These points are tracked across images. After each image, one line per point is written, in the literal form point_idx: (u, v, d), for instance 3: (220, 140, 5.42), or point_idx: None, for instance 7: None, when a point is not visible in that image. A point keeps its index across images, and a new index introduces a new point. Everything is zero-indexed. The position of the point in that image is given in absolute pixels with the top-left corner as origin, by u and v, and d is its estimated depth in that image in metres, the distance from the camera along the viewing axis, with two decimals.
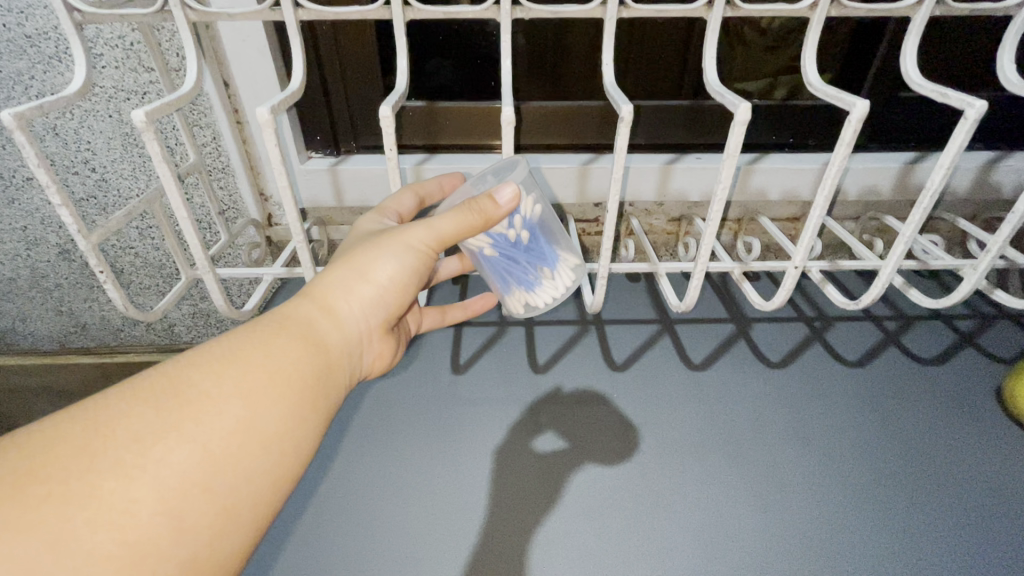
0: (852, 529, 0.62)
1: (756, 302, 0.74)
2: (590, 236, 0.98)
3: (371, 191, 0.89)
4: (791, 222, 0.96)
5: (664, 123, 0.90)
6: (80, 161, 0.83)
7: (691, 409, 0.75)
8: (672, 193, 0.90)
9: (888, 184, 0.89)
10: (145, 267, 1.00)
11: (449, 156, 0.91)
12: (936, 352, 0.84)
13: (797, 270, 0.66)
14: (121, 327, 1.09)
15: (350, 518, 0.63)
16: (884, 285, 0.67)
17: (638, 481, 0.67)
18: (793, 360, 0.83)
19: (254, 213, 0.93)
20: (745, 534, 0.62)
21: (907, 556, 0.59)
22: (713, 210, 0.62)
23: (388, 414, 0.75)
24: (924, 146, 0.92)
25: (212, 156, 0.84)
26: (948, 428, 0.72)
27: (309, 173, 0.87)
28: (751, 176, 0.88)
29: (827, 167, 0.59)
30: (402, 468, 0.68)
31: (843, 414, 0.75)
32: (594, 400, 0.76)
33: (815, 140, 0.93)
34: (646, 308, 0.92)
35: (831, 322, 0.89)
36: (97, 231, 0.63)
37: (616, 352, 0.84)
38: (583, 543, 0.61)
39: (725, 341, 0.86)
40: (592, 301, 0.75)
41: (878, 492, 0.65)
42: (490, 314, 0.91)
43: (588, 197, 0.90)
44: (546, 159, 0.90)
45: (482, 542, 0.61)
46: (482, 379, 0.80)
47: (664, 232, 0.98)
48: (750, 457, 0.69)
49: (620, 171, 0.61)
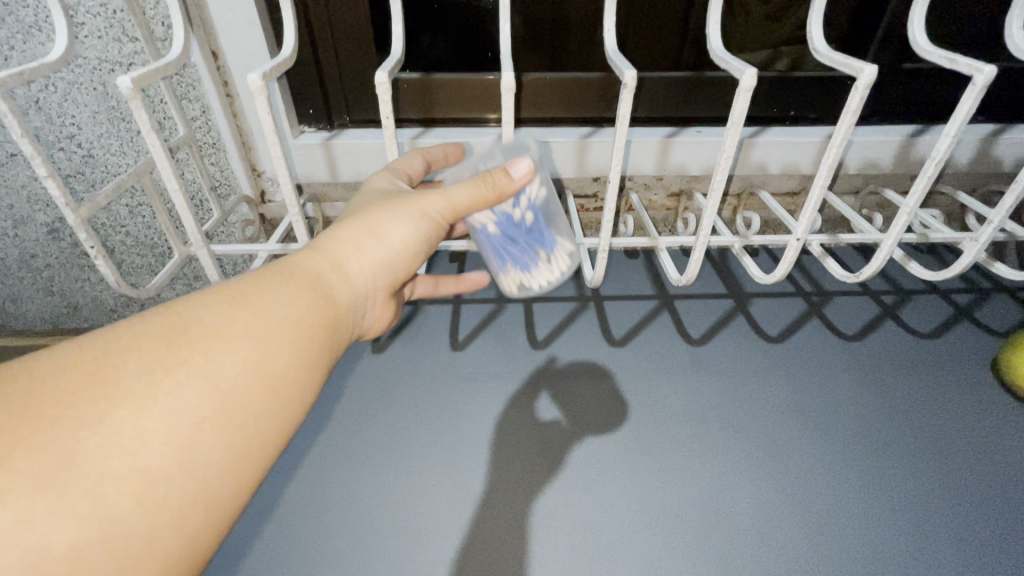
0: (848, 498, 0.63)
1: (756, 276, 0.74)
2: (589, 212, 0.97)
3: (366, 166, 0.88)
4: (791, 196, 0.96)
5: (665, 95, 0.88)
6: (66, 136, 0.82)
7: (691, 383, 0.76)
8: (672, 167, 0.89)
9: (889, 157, 0.88)
10: (137, 246, 0.99)
11: (445, 129, 0.89)
12: (933, 326, 0.84)
13: (799, 242, 0.66)
14: (114, 307, 1.08)
15: (351, 490, 0.63)
16: (885, 257, 0.67)
17: (639, 453, 0.67)
18: (792, 334, 0.83)
19: (247, 189, 0.91)
20: (745, 504, 0.62)
21: (903, 523, 0.60)
22: (716, 181, 0.61)
23: (388, 390, 0.75)
24: (927, 119, 0.91)
25: (203, 131, 0.83)
26: (943, 400, 0.73)
27: (302, 147, 0.85)
28: (752, 149, 0.87)
29: (831, 137, 0.59)
30: (403, 442, 0.68)
31: (841, 387, 0.75)
32: (594, 375, 0.76)
33: (817, 113, 0.91)
34: (645, 284, 0.92)
35: (830, 297, 0.89)
36: (85, 205, 0.61)
37: (616, 328, 0.84)
38: (584, 514, 0.61)
39: (723, 316, 0.86)
40: (592, 276, 0.75)
41: (875, 462, 0.66)
42: (490, 291, 0.91)
43: (588, 171, 0.89)
44: (544, 133, 0.88)
45: (486, 514, 0.61)
46: (482, 356, 0.79)
47: (664, 208, 0.97)
48: (749, 430, 0.70)
49: (621, 142, 0.60)
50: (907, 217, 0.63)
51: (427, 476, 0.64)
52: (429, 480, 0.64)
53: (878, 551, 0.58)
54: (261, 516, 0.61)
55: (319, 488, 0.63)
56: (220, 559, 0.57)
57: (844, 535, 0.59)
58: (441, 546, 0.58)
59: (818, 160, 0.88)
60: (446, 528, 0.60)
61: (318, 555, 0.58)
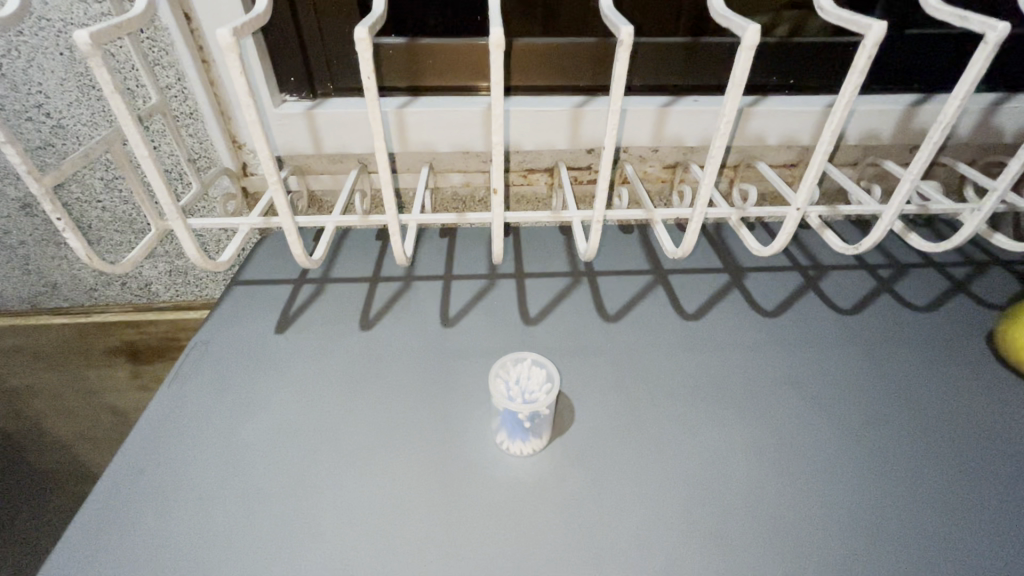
0: (843, 471, 0.62)
1: (753, 248, 0.72)
2: (582, 185, 0.94)
3: (351, 137, 0.84)
4: (788, 168, 0.93)
5: (661, 62, 0.85)
6: (33, 105, 0.77)
7: (685, 358, 0.75)
8: (669, 138, 0.86)
9: (890, 127, 0.86)
10: (115, 222, 0.95)
11: (433, 98, 0.86)
12: (929, 299, 0.84)
13: (799, 212, 0.64)
14: (95, 286, 1.05)
15: (339, 468, 0.62)
16: (886, 228, 0.66)
17: (633, 428, 0.66)
18: (787, 308, 0.82)
19: (228, 163, 0.86)
20: (740, 478, 0.62)
21: (897, 495, 0.60)
22: (715, 147, 0.59)
23: (378, 367, 0.73)
24: (930, 88, 0.88)
25: (178, 99, 0.79)
26: (937, 373, 0.73)
27: (283, 117, 0.81)
28: (751, 118, 0.85)
29: (835, 101, 0.57)
30: (393, 420, 0.66)
31: (835, 361, 0.74)
32: (587, 351, 0.75)
33: (817, 81, 0.88)
34: (639, 259, 0.90)
35: (826, 271, 0.88)
36: (50, 174, 0.57)
37: (609, 303, 0.83)
38: (578, 489, 0.60)
39: (718, 291, 0.85)
40: (586, 250, 0.73)
41: (870, 435, 0.66)
42: (481, 267, 0.89)
43: (581, 142, 0.86)
44: (536, 101, 0.84)
45: (477, 491, 0.60)
46: (473, 332, 0.78)
47: (659, 181, 0.95)
48: (743, 404, 0.69)
49: (616, 106, 0.57)
50: (909, 185, 0.62)
51: (417, 453, 0.63)
52: (419, 457, 0.63)
53: (873, 522, 0.58)
54: (247, 495, 0.59)
55: (307, 466, 0.62)
56: (205, 539, 0.56)
57: (839, 507, 0.59)
58: (432, 522, 0.57)
59: (817, 131, 0.86)
60: (438, 505, 0.59)
61: (306, 533, 0.56)
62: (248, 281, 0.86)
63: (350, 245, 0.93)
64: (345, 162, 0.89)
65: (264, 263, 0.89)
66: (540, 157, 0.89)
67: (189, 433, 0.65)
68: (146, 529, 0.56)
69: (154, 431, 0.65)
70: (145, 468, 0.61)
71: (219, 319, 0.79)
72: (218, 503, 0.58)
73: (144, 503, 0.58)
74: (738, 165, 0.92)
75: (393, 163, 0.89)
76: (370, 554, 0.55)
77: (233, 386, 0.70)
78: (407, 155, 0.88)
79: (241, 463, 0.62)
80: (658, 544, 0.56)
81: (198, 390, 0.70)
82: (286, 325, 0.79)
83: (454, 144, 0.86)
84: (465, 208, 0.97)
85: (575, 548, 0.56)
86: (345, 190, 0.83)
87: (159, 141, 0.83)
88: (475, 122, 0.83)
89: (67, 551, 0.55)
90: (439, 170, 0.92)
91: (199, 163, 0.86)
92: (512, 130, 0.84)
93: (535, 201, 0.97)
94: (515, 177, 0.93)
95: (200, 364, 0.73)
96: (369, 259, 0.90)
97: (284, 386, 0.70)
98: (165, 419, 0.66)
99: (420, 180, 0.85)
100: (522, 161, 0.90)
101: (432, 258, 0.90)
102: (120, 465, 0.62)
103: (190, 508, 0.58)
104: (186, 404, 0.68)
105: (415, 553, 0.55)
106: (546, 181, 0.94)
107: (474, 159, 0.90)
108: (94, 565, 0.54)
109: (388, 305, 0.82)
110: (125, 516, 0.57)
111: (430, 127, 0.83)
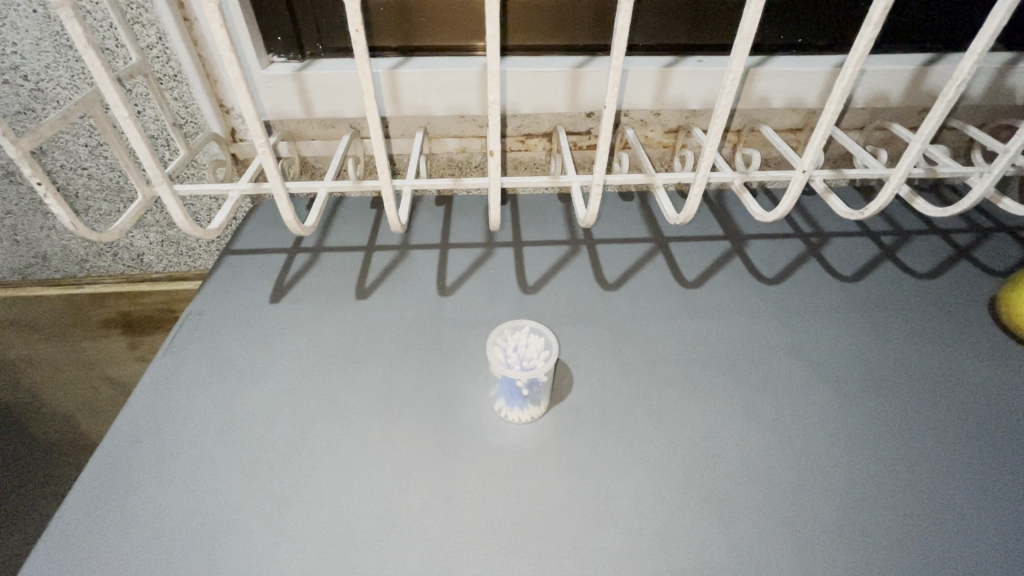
0: (840, 437, 0.63)
1: (757, 214, 0.70)
2: (581, 150, 0.92)
3: (343, 100, 0.81)
4: (793, 132, 0.91)
5: (665, 20, 0.81)
6: (10, 67, 0.74)
7: (684, 326, 0.74)
8: (671, 101, 0.83)
9: (900, 87, 0.83)
10: (102, 189, 0.93)
11: (427, 59, 0.82)
12: (931, 266, 0.83)
13: (804, 175, 0.62)
14: (85, 257, 1.04)
15: (337, 438, 0.62)
16: (893, 191, 0.64)
17: (633, 395, 0.66)
18: (788, 276, 0.81)
19: (215, 128, 0.84)
20: (738, 443, 0.62)
21: (893, 461, 0.61)
22: (719, 107, 0.56)
23: (374, 335, 0.72)
24: (942, 48, 0.85)
25: (162, 61, 0.76)
26: (938, 340, 0.73)
27: (271, 80, 0.78)
28: (756, 79, 0.82)
29: (848, 55, 0.54)
30: (391, 389, 0.66)
31: (836, 329, 0.74)
32: (586, 319, 0.74)
33: (826, 40, 0.85)
34: (639, 226, 0.89)
35: (828, 238, 0.87)
36: (26, 135, 0.54)
37: (608, 271, 0.81)
38: (577, 457, 0.61)
39: (719, 258, 0.84)
40: (586, 216, 0.71)
41: (867, 402, 0.66)
42: (478, 235, 0.87)
43: (581, 105, 0.83)
44: (534, 62, 0.81)
45: (479, 458, 0.60)
46: (470, 301, 0.77)
47: (660, 146, 0.92)
48: (741, 371, 0.69)
49: (618, 62, 0.54)
50: (920, 147, 0.60)
51: (416, 422, 0.63)
52: (418, 426, 0.63)
53: (867, 488, 0.59)
54: (245, 463, 0.59)
55: (305, 435, 0.62)
56: (205, 507, 0.56)
57: (835, 473, 0.60)
58: (431, 490, 0.57)
59: (825, 92, 0.83)
60: (436, 473, 0.59)
61: (306, 500, 0.57)
62: (241, 250, 0.84)
63: (344, 213, 0.91)
64: (337, 127, 0.86)
65: (256, 231, 0.88)
66: (538, 121, 0.87)
67: (186, 402, 0.64)
68: (147, 497, 0.56)
69: (150, 401, 0.65)
70: (143, 438, 0.61)
71: (212, 288, 0.78)
72: (218, 471, 0.59)
73: (143, 471, 0.58)
74: (742, 129, 0.89)
75: (387, 128, 0.87)
76: (371, 521, 0.55)
77: (229, 356, 0.70)
78: (401, 119, 0.85)
79: (239, 432, 0.62)
80: (655, 510, 0.57)
81: (193, 360, 0.69)
82: (281, 294, 0.78)
83: (450, 107, 0.83)
84: (461, 175, 0.95)
85: (573, 513, 0.56)
86: (337, 156, 0.81)
87: (144, 105, 0.80)
88: (470, 84, 0.80)
89: (69, 519, 0.55)
90: (434, 135, 0.89)
91: (186, 129, 0.83)
92: (509, 92, 0.81)
93: (533, 168, 0.95)
94: (512, 142, 0.90)
95: (194, 334, 0.72)
96: (363, 227, 0.88)
97: (281, 355, 0.70)
98: (161, 389, 0.66)
99: (414, 145, 0.83)
100: (519, 125, 0.87)
101: (428, 226, 0.89)
102: (117, 434, 0.62)
103: (189, 477, 0.58)
104: (180, 374, 0.68)
105: (415, 521, 0.55)
106: (544, 146, 0.92)
107: (470, 123, 0.88)
108: (96, 532, 0.54)
109: (384, 273, 0.81)
110: (125, 485, 0.57)
111: (424, 89, 0.80)
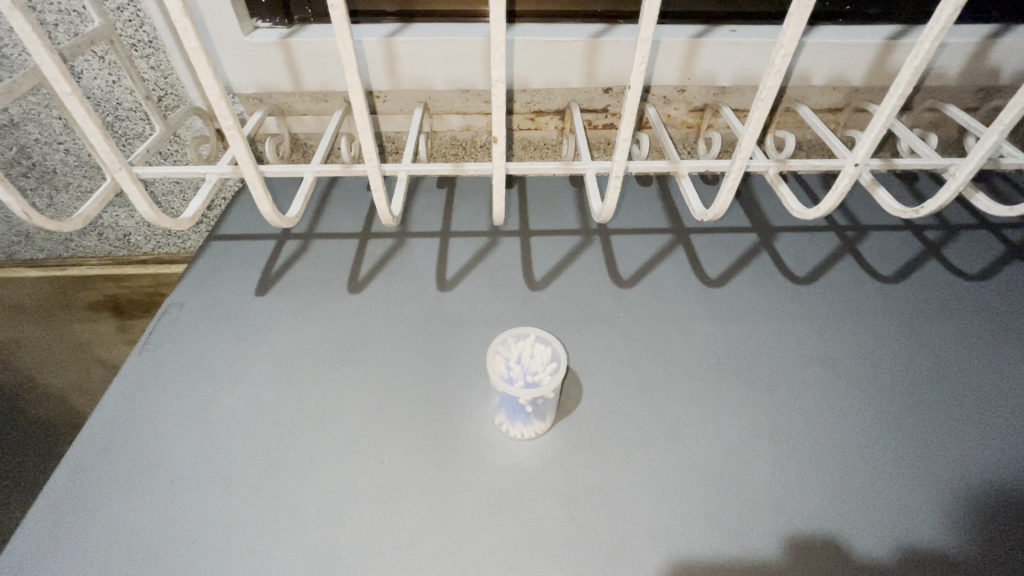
0: (879, 462, 0.56)
1: (795, 208, 0.62)
2: (597, 129, 0.84)
3: (334, 71, 0.73)
4: (832, 113, 0.82)
5: None
6: None
7: (705, 330, 0.68)
8: (699, 76, 0.75)
9: (957, 64, 0.74)
10: (78, 166, 0.87)
11: (427, 26, 0.74)
12: (981, 265, 0.75)
13: (857, 168, 0.53)
14: (69, 238, 1.00)
15: (323, 451, 0.57)
16: (957, 188, 0.55)
17: (646, 407, 0.60)
18: (821, 275, 0.74)
19: (197, 102, 0.77)
20: (763, 467, 0.56)
21: (939, 492, 0.54)
22: (765, 88, 0.48)
23: (366, 332, 0.67)
24: (1013, 17, 0.75)
25: (135, 25, 0.68)
26: (988, 351, 0.66)
27: (255, 49, 0.70)
28: (797, 51, 0.72)
29: (924, 28, 0.44)
30: (382, 397, 0.61)
31: (874, 336, 0.67)
32: (596, 320, 0.68)
33: (876, 9, 0.75)
34: (657, 216, 0.82)
35: (865, 232, 0.79)
36: None
37: (623, 267, 0.75)
38: (583, 478, 0.55)
39: (745, 253, 0.77)
40: (601, 210, 0.64)
41: (909, 423, 0.59)
42: (482, 223, 0.80)
43: (598, 80, 0.75)
44: (545, 30, 0.72)
45: (478, 476, 0.55)
46: (472, 298, 0.71)
47: (684, 126, 0.84)
48: (768, 382, 0.63)
49: (649, 33, 0.45)
50: (995, 139, 0.51)
51: (407, 437, 0.58)
52: (409, 441, 0.57)
53: (911, 525, 0.52)
54: (222, 478, 0.55)
55: (288, 448, 0.57)
56: (176, 528, 0.52)
57: (874, 503, 0.53)
58: (422, 513, 0.53)
59: (873, 68, 0.74)
60: (428, 495, 0.54)
61: (285, 522, 0.52)
62: (227, 235, 0.78)
63: (337, 197, 0.85)
64: (329, 101, 0.79)
65: (243, 216, 0.82)
66: (550, 98, 0.79)
67: (159, 408, 0.60)
68: (114, 515, 0.52)
69: (124, 405, 0.60)
70: (113, 446, 0.57)
71: (195, 278, 0.73)
72: (190, 487, 0.54)
73: (111, 486, 0.54)
74: (776, 109, 0.81)
75: (382, 103, 0.79)
76: (354, 546, 0.51)
77: (209, 354, 0.65)
78: (399, 94, 0.78)
79: (218, 443, 0.57)
80: (669, 542, 0.51)
81: (170, 359, 0.64)
82: (267, 287, 0.72)
83: (452, 80, 0.75)
84: (466, 155, 0.88)
85: (577, 544, 0.51)
86: (328, 135, 0.74)
87: (117, 75, 0.73)
88: (475, 53, 0.72)
89: (29, 537, 0.51)
90: (435, 112, 0.81)
91: (165, 101, 0.77)
92: (518, 64, 0.73)
93: (544, 148, 0.87)
94: (520, 120, 0.82)
95: (172, 328, 0.67)
96: (357, 212, 0.82)
97: (263, 356, 0.65)
98: (132, 393, 0.61)
99: (414, 122, 0.75)
100: (529, 101, 0.79)
101: (428, 213, 0.82)
102: (86, 442, 0.57)
103: (161, 493, 0.54)
104: (158, 372, 0.63)
105: (404, 550, 0.50)
106: (556, 125, 0.84)
107: (475, 99, 0.80)
108: (59, 553, 0.50)
109: (378, 265, 0.75)
110: (90, 500, 0.53)
111: (422, 60, 0.72)
